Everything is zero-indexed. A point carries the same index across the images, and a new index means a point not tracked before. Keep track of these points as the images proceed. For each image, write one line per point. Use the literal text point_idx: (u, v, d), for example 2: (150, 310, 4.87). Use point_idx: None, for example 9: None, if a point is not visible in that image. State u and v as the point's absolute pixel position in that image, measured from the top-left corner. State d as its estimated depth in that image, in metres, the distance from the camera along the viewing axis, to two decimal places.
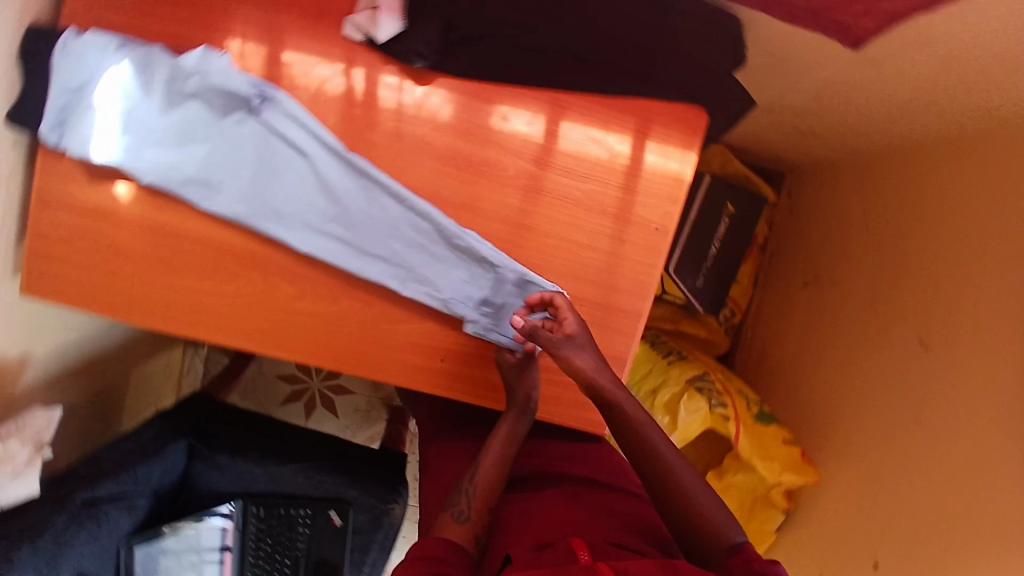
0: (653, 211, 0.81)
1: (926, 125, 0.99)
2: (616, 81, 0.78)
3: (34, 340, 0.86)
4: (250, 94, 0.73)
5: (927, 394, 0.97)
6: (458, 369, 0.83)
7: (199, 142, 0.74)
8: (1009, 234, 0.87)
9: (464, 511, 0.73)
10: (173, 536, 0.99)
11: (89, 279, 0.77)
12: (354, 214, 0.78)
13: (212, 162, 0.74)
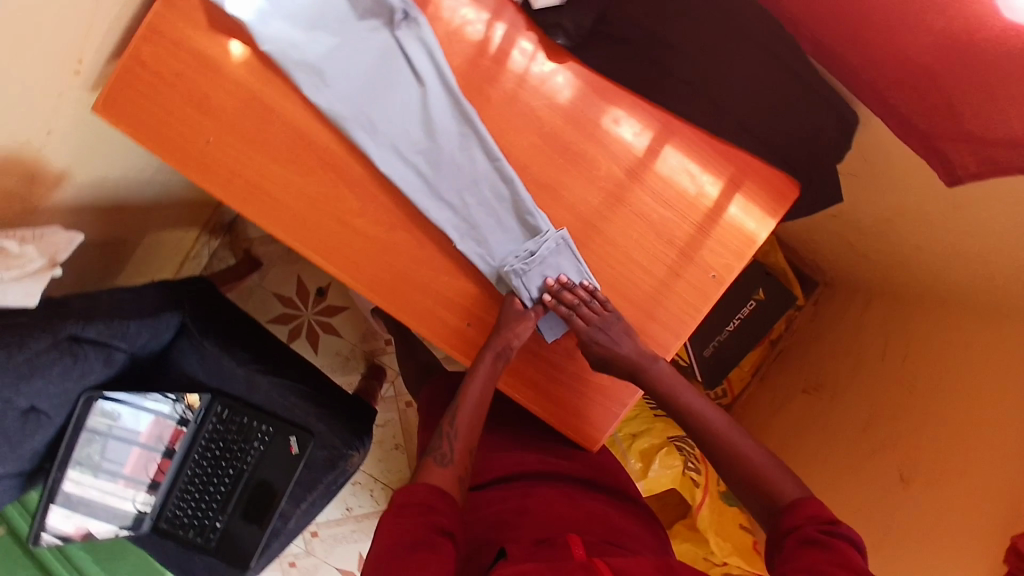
0: (718, 261, 0.82)
1: (957, 276, 1.03)
2: (729, 127, 0.80)
3: (78, 160, 0.84)
4: (396, 8, 0.74)
5: (898, 525, 1.01)
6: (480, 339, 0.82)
7: (329, 32, 0.75)
8: (998, 397, 0.90)
9: (444, 457, 0.75)
10: (131, 404, 0.95)
11: (161, 120, 0.75)
12: (444, 154, 0.78)
13: (332, 55, 0.75)
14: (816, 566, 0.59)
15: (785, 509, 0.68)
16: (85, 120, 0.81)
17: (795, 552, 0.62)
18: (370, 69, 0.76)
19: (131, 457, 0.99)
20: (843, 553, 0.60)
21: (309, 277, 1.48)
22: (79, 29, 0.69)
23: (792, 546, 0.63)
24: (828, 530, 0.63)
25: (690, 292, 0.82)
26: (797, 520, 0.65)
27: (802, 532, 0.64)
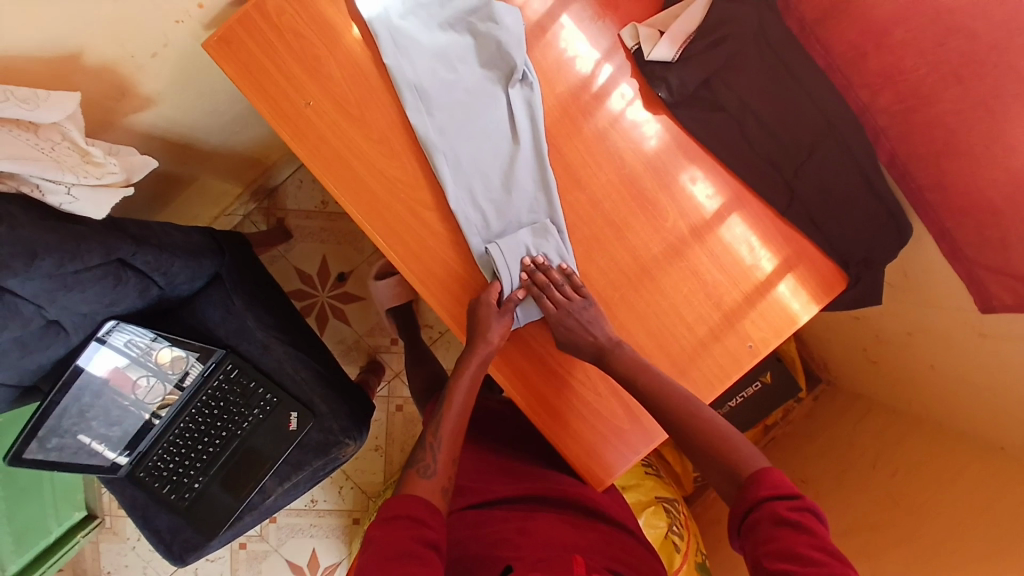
0: (757, 332, 0.84)
1: (962, 402, 1.06)
2: (796, 212, 0.83)
3: (168, 90, 0.84)
4: (518, 68, 0.78)
5: None
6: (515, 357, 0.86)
7: (448, 68, 0.79)
8: (982, 522, 0.93)
9: (429, 468, 0.80)
10: (119, 334, 0.89)
11: (266, 72, 0.76)
12: (512, 212, 0.81)
13: (444, 89, 0.78)
14: (796, 551, 0.61)
15: (747, 482, 0.71)
16: (189, 53, 0.82)
17: (768, 533, 0.64)
18: (472, 113, 0.79)
19: (93, 394, 0.92)
20: (815, 532, 0.63)
21: (334, 260, 1.48)
22: None
23: (766, 525, 0.65)
24: (799, 507, 0.65)
25: (724, 357, 0.84)
26: (765, 494, 0.68)
27: (773, 509, 0.66)
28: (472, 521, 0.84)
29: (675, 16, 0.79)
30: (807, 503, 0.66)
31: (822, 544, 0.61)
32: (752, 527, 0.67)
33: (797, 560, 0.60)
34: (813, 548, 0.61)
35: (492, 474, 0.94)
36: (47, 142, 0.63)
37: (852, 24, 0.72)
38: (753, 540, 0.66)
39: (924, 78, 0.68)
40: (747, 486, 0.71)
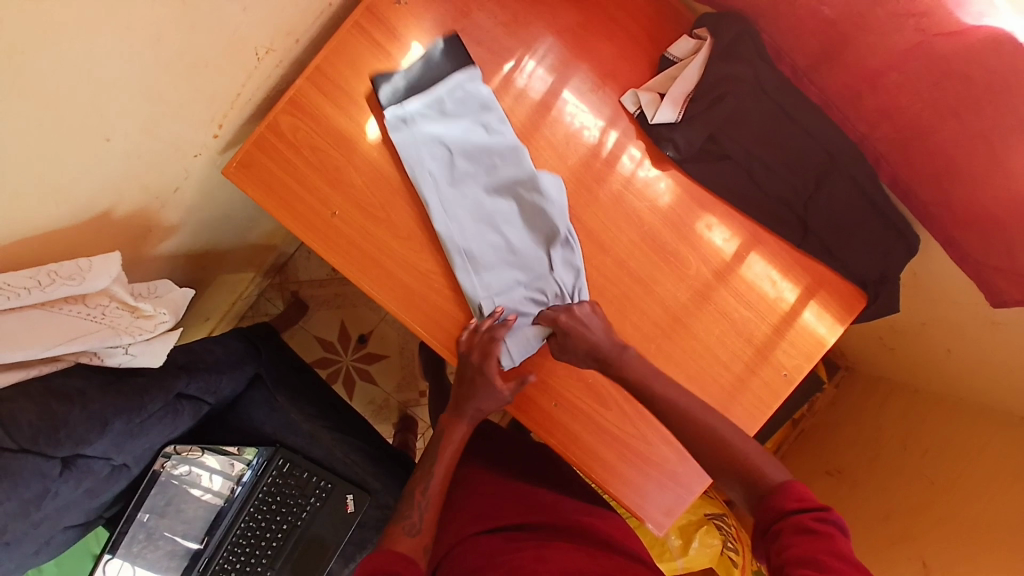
0: (791, 360, 0.88)
1: (981, 379, 1.10)
2: (809, 243, 0.87)
3: (189, 215, 0.86)
4: (561, 230, 0.81)
5: None
6: (543, 404, 0.85)
7: (492, 227, 0.81)
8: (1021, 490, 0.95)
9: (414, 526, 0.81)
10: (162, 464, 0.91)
11: (291, 188, 0.78)
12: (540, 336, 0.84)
13: (491, 250, 0.81)
14: (816, 558, 0.59)
15: (769, 495, 0.70)
16: (207, 177, 0.83)
17: (790, 542, 0.63)
18: (520, 271, 0.82)
19: (156, 512, 0.94)
20: (839, 542, 0.61)
21: (352, 323, 1.49)
22: (228, 97, 0.73)
23: (788, 534, 0.64)
24: (822, 519, 0.63)
25: (763, 389, 0.87)
26: (791, 506, 0.66)
27: (796, 520, 0.64)
28: (486, 549, 0.86)
29: (672, 78, 0.81)
30: (831, 517, 0.64)
31: (843, 553, 0.59)
32: (774, 538, 0.65)
33: (816, 566, 0.59)
34: (835, 556, 0.59)
35: (511, 502, 0.95)
36: (97, 309, 0.63)
37: (845, 68, 0.75)
38: (774, 551, 0.64)
39: (919, 110, 0.72)
40: (769, 499, 0.69)
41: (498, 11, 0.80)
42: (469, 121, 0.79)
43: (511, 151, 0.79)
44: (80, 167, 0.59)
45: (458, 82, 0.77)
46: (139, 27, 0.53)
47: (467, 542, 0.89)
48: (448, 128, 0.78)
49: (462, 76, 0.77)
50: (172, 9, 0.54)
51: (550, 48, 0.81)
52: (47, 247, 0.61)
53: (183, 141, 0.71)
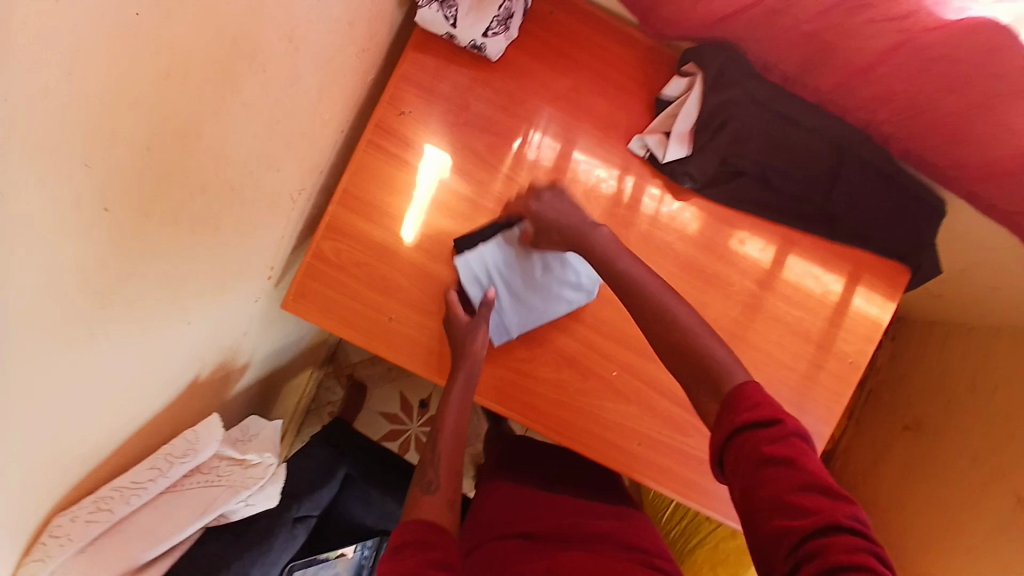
0: (851, 346, 0.90)
1: None
2: (841, 232, 0.89)
3: (259, 350, 0.91)
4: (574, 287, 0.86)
5: (1001, 540, 1.04)
6: (621, 444, 0.87)
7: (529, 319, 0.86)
8: None
9: (432, 483, 0.73)
10: None
11: (347, 306, 0.83)
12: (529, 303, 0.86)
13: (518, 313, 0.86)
14: (786, 499, 0.48)
15: (728, 402, 0.56)
16: (268, 312, 0.88)
17: (751, 471, 0.50)
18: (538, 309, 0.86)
19: None
20: (806, 464, 0.50)
21: (411, 392, 1.54)
22: (275, 243, 0.78)
23: (749, 460, 0.51)
24: (783, 434, 0.51)
25: (833, 381, 0.90)
26: (745, 420, 0.53)
27: (753, 441, 0.52)
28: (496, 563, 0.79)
29: (673, 115, 0.84)
30: (788, 429, 0.52)
31: (816, 479, 0.48)
32: (732, 466, 0.53)
33: (790, 509, 0.47)
34: (807, 489, 0.48)
35: (527, 513, 0.89)
36: (211, 471, 0.70)
37: (835, 70, 0.77)
38: (737, 481, 0.52)
39: (918, 93, 0.74)
40: (723, 410, 0.56)
41: (495, 96, 0.84)
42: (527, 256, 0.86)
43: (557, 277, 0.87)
44: (172, 352, 0.64)
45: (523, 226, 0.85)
46: (205, 222, 0.57)
47: (482, 550, 0.84)
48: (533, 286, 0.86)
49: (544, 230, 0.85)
50: (226, 198, 0.59)
51: (551, 118, 0.85)
52: (154, 433, 0.65)
53: (247, 294, 0.76)
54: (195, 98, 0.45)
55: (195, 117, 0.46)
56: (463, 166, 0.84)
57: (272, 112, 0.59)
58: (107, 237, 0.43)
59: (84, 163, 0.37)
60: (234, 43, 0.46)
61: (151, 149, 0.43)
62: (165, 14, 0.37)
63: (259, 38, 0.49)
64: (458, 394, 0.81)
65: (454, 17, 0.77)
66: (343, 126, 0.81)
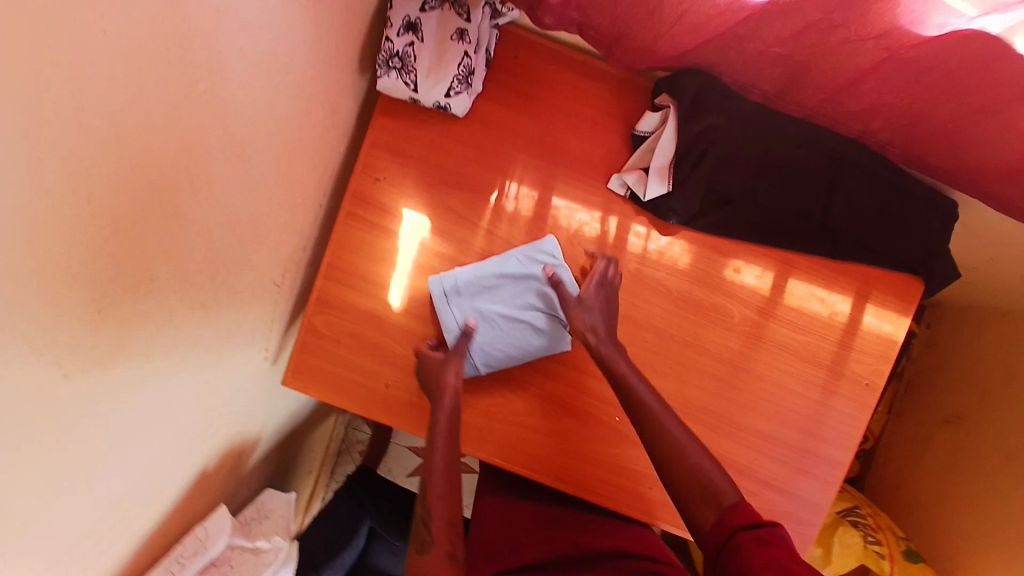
0: (865, 366, 0.87)
1: None
2: (844, 249, 0.84)
3: (267, 421, 0.92)
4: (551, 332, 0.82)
5: None
6: (631, 486, 0.85)
7: (496, 343, 0.81)
8: None
9: (426, 542, 0.71)
10: None
11: (345, 376, 0.83)
12: (501, 327, 0.82)
13: (486, 334, 0.82)
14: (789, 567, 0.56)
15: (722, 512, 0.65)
16: (271, 386, 0.89)
17: (755, 556, 0.59)
18: (509, 337, 0.82)
19: None
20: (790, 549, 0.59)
21: None
22: (265, 328, 0.79)
23: (748, 550, 0.60)
24: (775, 530, 0.61)
25: (849, 404, 0.87)
26: (741, 519, 0.63)
27: (753, 534, 0.61)
28: None
29: (651, 149, 0.81)
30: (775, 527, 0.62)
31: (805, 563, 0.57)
32: (732, 558, 0.60)
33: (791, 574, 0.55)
34: (798, 564, 0.57)
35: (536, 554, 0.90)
36: (226, 562, 0.74)
37: (816, 89, 0.72)
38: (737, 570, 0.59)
39: (910, 103, 0.69)
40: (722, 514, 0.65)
41: (465, 152, 0.83)
42: (524, 282, 0.82)
43: (541, 316, 0.82)
44: (173, 460, 0.66)
45: (532, 247, 0.82)
46: (185, 341, 0.58)
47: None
48: (501, 312, 0.82)
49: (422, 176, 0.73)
50: (199, 314, 0.59)
51: (526, 167, 0.83)
52: (166, 534, 0.68)
53: (243, 383, 0.78)
54: (140, 250, 0.46)
55: (145, 263, 0.47)
56: (443, 225, 0.83)
57: (233, 225, 0.59)
58: (69, 398, 0.44)
59: (26, 347, 0.38)
60: (171, 186, 0.47)
61: (101, 308, 0.44)
62: (76, 196, 0.38)
63: (196, 173, 0.50)
64: (444, 429, 0.75)
65: (414, 82, 0.75)
66: (319, 201, 0.81)
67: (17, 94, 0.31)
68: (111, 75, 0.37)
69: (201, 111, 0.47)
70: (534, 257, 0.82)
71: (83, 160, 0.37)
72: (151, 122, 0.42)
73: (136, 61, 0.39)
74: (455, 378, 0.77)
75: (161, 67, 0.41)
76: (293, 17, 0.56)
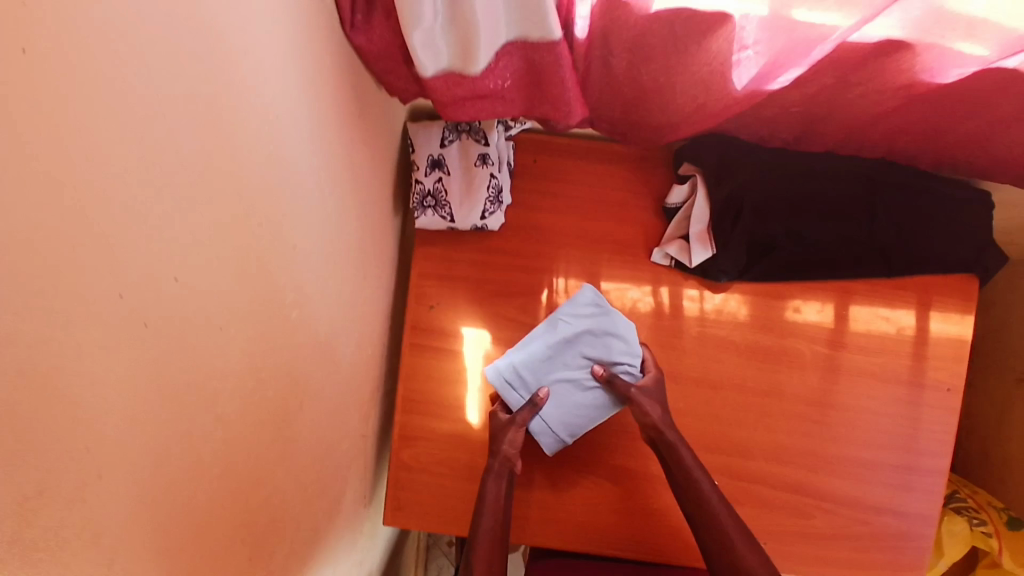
0: (947, 373, 0.86)
1: None
2: (897, 265, 0.84)
3: (370, 561, 0.92)
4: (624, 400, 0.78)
5: None
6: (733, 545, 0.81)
7: (566, 413, 0.78)
8: None
9: None
10: None
11: (443, 504, 0.83)
12: (567, 396, 0.79)
13: (554, 409, 0.78)
14: None
15: None
16: (368, 527, 0.89)
17: None
18: (577, 402, 0.78)
19: None
20: None
21: None
22: (356, 476, 0.79)
23: None
24: None
25: (941, 413, 0.86)
26: None
27: None
28: None
29: (685, 218, 0.83)
30: None
31: None
32: None
33: None
34: None
35: None
36: None
37: (836, 130, 0.73)
38: None
39: (936, 124, 0.69)
40: None
41: (508, 260, 0.85)
42: (577, 338, 0.79)
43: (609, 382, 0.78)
44: None
45: (575, 301, 0.80)
46: (289, 530, 0.58)
47: None
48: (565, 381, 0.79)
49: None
50: (295, 501, 0.59)
51: (568, 260, 0.85)
52: None
53: (344, 539, 0.77)
54: (239, 411, 0.45)
55: (243, 473, 0.47)
56: (502, 334, 0.84)
57: (311, 385, 0.59)
58: None
59: None
60: (257, 343, 0.46)
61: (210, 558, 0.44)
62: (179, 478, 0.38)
63: (273, 363, 0.49)
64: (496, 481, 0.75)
65: (450, 214, 0.79)
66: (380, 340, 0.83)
67: (106, 397, 0.31)
68: (199, 232, 0.37)
69: (273, 263, 0.47)
70: (579, 309, 0.79)
71: (177, 412, 0.37)
72: (228, 367, 0.42)
73: (219, 217, 0.39)
74: (513, 434, 0.76)
75: (238, 222, 0.41)
76: (331, 184, 0.56)
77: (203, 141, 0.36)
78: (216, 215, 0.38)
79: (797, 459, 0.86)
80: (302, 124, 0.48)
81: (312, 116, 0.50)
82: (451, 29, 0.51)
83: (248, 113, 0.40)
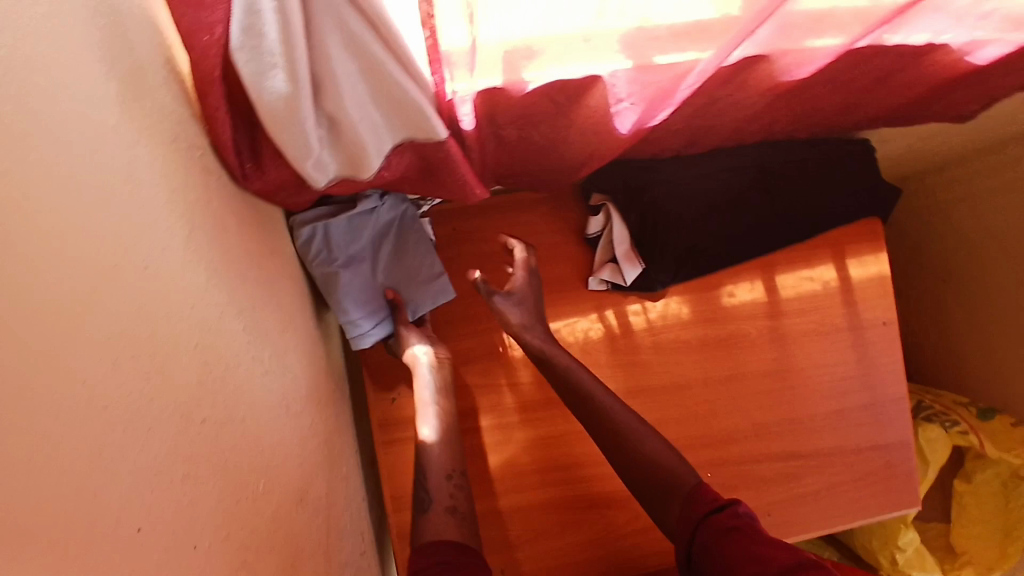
0: (875, 310, 0.93)
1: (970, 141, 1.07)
2: (805, 230, 0.91)
3: None
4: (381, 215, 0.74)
5: None
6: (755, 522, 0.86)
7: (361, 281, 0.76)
8: None
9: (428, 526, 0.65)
10: None
11: None
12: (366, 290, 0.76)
13: (355, 287, 0.75)
14: None
15: None
16: None
17: None
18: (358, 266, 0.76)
19: None
20: None
21: None
22: None
23: None
24: None
25: (882, 347, 0.93)
26: None
27: None
28: None
29: (609, 243, 0.87)
30: None
31: None
32: None
33: None
34: None
35: None
36: None
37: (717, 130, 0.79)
38: None
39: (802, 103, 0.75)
40: None
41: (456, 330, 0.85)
42: (336, 241, 0.72)
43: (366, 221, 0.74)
44: None
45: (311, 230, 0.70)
46: None
47: None
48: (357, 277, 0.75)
49: (345, 281, 0.74)
50: None
51: None
52: None
53: None
54: None
55: None
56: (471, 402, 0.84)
57: (304, 537, 0.54)
58: None
59: None
60: (241, 518, 0.42)
61: None
62: None
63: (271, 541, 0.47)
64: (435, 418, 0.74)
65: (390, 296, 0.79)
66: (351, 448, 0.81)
67: None
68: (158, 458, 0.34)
69: (241, 441, 0.45)
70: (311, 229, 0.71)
71: None
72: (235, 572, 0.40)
73: (163, 394, 0.36)
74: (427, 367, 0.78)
75: (194, 423, 0.39)
76: (270, 335, 0.54)
77: (130, 322, 0.34)
78: (171, 432, 0.36)
79: (775, 429, 0.90)
80: (219, 281, 0.46)
81: (227, 263, 0.48)
82: (338, 149, 0.50)
83: (174, 313, 0.38)
